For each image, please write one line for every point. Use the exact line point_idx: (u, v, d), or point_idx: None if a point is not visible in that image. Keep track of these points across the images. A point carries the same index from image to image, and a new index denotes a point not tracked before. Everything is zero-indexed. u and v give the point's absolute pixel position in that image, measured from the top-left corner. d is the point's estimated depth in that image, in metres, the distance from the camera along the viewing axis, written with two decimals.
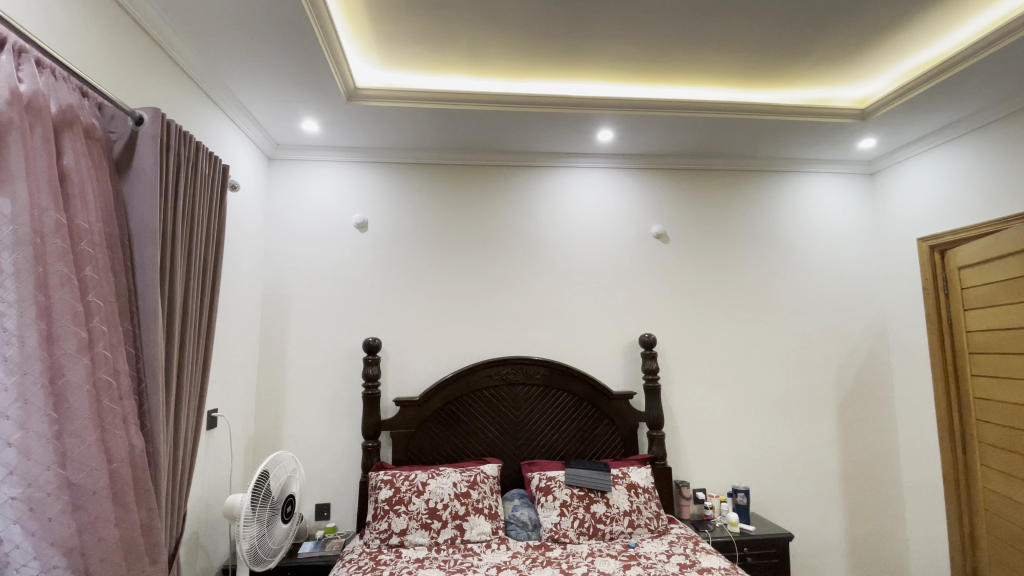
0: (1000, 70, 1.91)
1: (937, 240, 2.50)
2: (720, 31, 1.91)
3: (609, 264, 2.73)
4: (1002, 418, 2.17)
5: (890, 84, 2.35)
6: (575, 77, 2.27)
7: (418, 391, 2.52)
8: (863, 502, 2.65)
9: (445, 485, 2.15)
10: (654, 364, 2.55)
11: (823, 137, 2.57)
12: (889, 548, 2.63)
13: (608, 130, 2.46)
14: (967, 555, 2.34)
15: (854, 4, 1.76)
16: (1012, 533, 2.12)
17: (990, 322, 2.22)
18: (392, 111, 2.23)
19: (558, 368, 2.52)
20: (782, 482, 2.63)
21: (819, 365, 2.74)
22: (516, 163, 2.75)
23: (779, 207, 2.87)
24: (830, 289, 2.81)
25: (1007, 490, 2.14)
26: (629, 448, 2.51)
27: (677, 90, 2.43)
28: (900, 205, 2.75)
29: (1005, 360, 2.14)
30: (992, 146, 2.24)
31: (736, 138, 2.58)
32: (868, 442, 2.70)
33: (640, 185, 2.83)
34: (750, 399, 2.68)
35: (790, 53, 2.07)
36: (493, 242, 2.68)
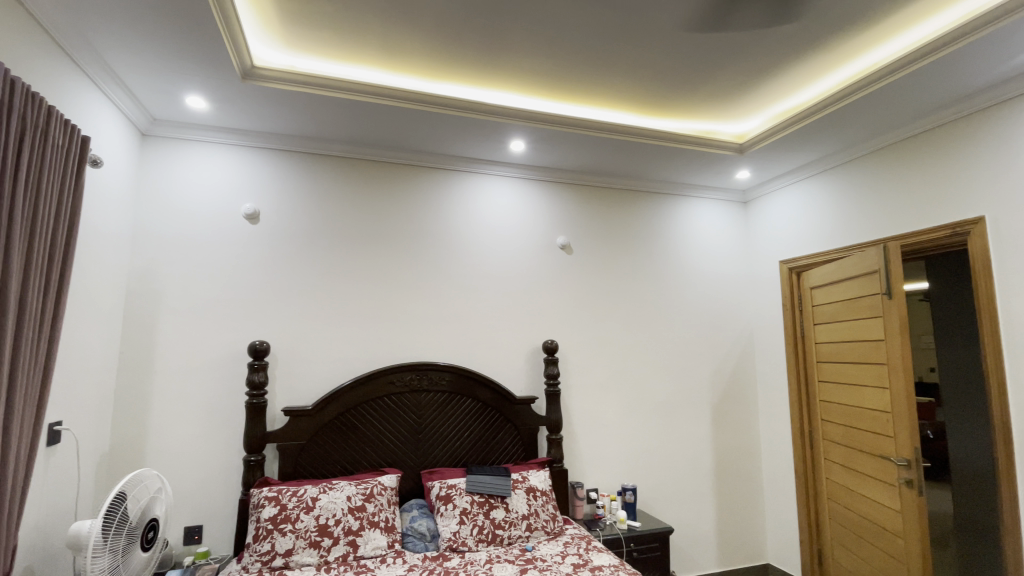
0: (844, 121, 2.29)
1: (796, 263, 2.91)
2: (627, 57, 2.05)
3: (517, 272, 2.78)
4: (840, 418, 2.56)
5: (764, 124, 2.71)
6: (488, 84, 2.30)
7: (312, 399, 2.35)
8: (731, 494, 2.98)
9: (338, 499, 2.02)
10: (555, 369, 2.64)
11: (708, 166, 2.87)
12: (751, 533, 2.99)
13: (520, 140, 2.52)
14: (812, 538, 2.73)
15: (738, 48, 1.99)
16: (847, 516, 2.50)
17: (832, 335, 2.62)
18: (295, 97, 2.07)
19: (463, 374, 2.50)
20: (665, 479, 2.86)
21: (699, 372, 3.03)
22: (428, 164, 2.70)
23: (670, 227, 3.14)
24: (710, 304, 3.14)
25: (844, 480, 2.52)
26: (530, 452, 2.56)
27: (586, 109, 2.56)
28: (767, 231, 3.15)
29: (842, 368, 2.54)
30: (840, 187, 2.68)
31: (636, 160, 2.78)
32: (736, 440, 3.04)
33: (548, 197, 2.93)
34: (640, 402, 2.88)
35: (688, 84, 2.28)
36: (402, 243, 2.60)
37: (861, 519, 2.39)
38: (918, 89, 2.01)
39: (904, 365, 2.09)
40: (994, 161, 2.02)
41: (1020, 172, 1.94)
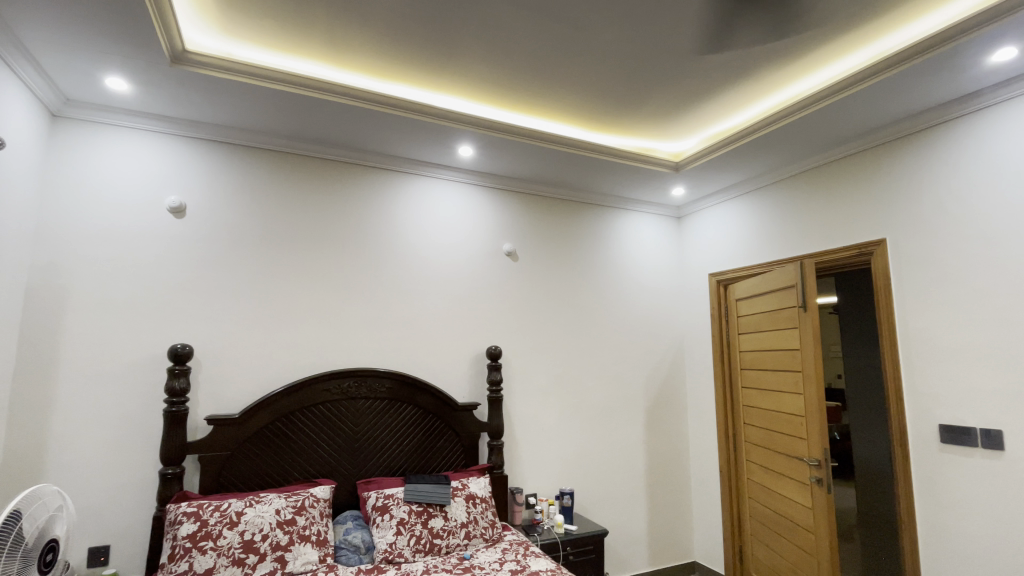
0: (768, 146, 2.49)
1: (724, 276, 3.11)
2: (574, 71, 2.12)
3: (462, 277, 2.77)
4: (760, 421, 2.75)
5: (698, 144, 2.89)
6: (437, 87, 2.30)
7: (239, 407, 2.21)
8: (663, 495, 3.12)
9: (266, 513, 1.92)
10: (498, 375, 2.65)
11: (647, 182, 3.01)
12: (680, 532, 3.13)
13: (468, 146, 2.52)
14: (735, 535, 2.91)
15: (676, 71, 2.12)
16: (764, 513, 2.69)
17: (754, 344, 2.82)
18: (231, 87, 1.96)
19: (404, 380, 2.45)
20: (602, 482, 2.94)
21: (634, 378, 3.16)
22: (373, 164, 2.63)
23: (611, 238, 3.26)
24: (646, 313, 3.28)
25: (763, 479, 2.71)
26: (470, 459, 2.55)
27: (533, 119, 2.62)
28: (698, 246, 3.35)
29: (762, 375, 2.73)
30: (765, 207, 2.90)
31: (581, 172, 2.86)
32: (668, 443, 3.19)
33: (495, 203, 2.94)
34: (579, 408, 2.95)
35: (630, 102, 2.38)
36: (343, 243, 2.52)
37: (777, 516, 2.57)
38: (830, 121, 2.22)
39: (816, 373, 2.28)
40: (892, 190, 2.28)
41: (912, 201, 2.19)
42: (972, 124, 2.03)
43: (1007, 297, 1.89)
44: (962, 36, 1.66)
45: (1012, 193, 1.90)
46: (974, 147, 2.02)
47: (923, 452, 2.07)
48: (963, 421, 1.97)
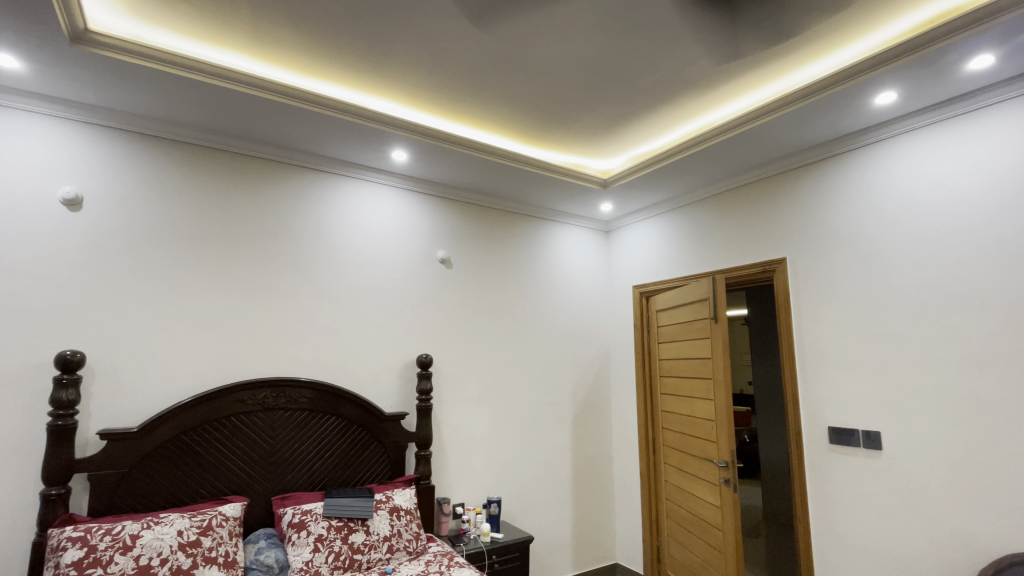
0: (686, 169, 2.68)
1: (647, 287, 3.28)
2: (508, 84, 2.18)
3: (393, 283, 2.72)
4: (677, 426, 2.91)
5: (625, 163, 3.04)
6: (369, 90, 2.27)
7: (139, 420, 2.03)
8: (587, 500, 3.21)
9: (166, 534, 1.76)
10: (428, 384, 2.60)
11: (577, 196, 3.12)
12: (603, 535, 3.24)
13: (402, 151, 2.50)
14: (653, 535, 3.06)
15: (604, 93, 2.23)
16: (679, 513, 2.84)
17: (672, 353, 2.98)
18: (143, 73, 1.83)
19: (327, 390, 2.36)
20: (529, 489, 2.98)
21: (563, 385, 3.24)
22: (300, 164, 2.53)
23: (543, 248, 3.34)
24: (575, 322, 3.38)
25: (678, 481, 2.87)
26: (396, 470, 2.49)
27: (468, 129, 2.65)
28: (624, 259, 3.51)
29: (679, 382, 2.89)
30: (684, 225, 3.10)
31: (514, 183, 2.92)
32: (593, 449, 3.30)
33: (429, 209, 2.92)
34: (509, 415, 2.98)
35: (561, 118, 2.47)
36: (265, 245, 2.39)
37: (689, 515, 2.73)
38: (739, 148, 2.43)
39: (725, 380, 2.45)
40: (791, 213, 2.52)
41: (808, 224, 2.44)
42: (856, 158, 2.30)
43: (883, 312, 2.14)
44: (844, 82, 1.89)
45: (888, 220, 2.17)
46: (858, 178, 2.29)
47: (815, 452, 2.29)
48: (848, 423, 2.20)
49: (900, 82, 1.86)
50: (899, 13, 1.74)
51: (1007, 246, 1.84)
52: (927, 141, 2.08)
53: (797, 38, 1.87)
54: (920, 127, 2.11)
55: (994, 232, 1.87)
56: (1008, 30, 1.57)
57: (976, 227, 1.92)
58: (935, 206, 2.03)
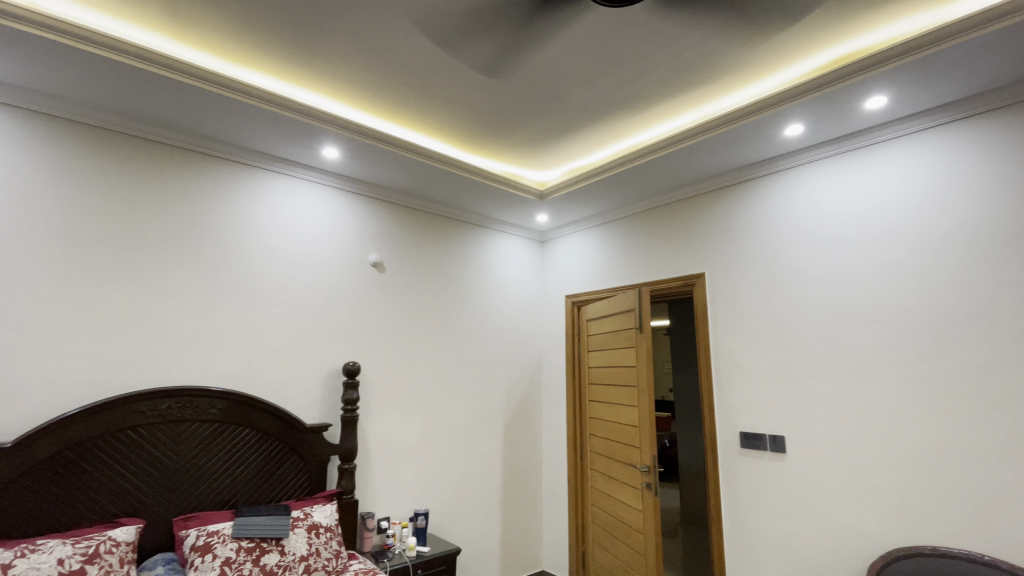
0: (618, 185, 2.78)
1: (579, 297, 3.36)
2: (447, 88, 2.16)
3: (319, 287, 2.59)
4: (604, 433, 2.98)
5: (561, 176, 3.11)
6: (298, 81, 2.16)
7: (15, 434, 1.78)
8: (516, 508, 3.22)
9: (43, 564, 1.54)
10: (354, 394, 2.49)
11: (514, 206, 3.14)
12: (531, 542, 3.26)
13: (334, 149, 2.40)
14: (579, 540, 3.11)
15: (542, 105, 2.27)
16: (604, 518, 2.91)
17: (601, 361, 3.06)
18: (34, 42, 1.62)
19: (241, 400, 2.19)
20: (459, 499, 2.94)
21: (495, 394, 3.24)
22: (220, 155, 2.35)
23: (479, 256, 3.33)
24: (509, 330, 3.40)
25: (603, 486, 2.94)
26: (316, 485, 2.35)
27: (404, 131, 2.59)
28: (558, 269, 3.58)
29: (606, 390, 2.98)
30: (614, 238, 3.21)
31: (451, 189, 2.89)
32: (523, 456, 3.32)
33: (361, 211, 2.81)
34: (439, 425, 2.92)
35: (498, 127, 2.48)
36: (175, 242, 2.19)
37: (613, 520, 2.80)
38: (666, 169, 2.56)
39: (649, 388, 2.54)
40: (710, 232, 2.69)
41: (725, 242, 2.62)
42: (768, 183, 2.50)
43: (789, 325, 2.33)
44: (757, 113, 2.05)
45: (793, 241, 2.37)
46: (770, 202, 2.48)
47: (729, 456, 2.44)
48: (758, 429, 2.37)
49: (807, 117, 2.05)
50: (806, 52, 1.92)
51: (891, 269, 2.05)
52: (828, 171, 2.30)
53: (719, 69, 2.01)
54: (821, 159, 2.32)
55: (881, 256, 2.08)
56: (892, 77, 1.77)
57: (867, 251, 2.13)
58: (832, 230, 2.25)
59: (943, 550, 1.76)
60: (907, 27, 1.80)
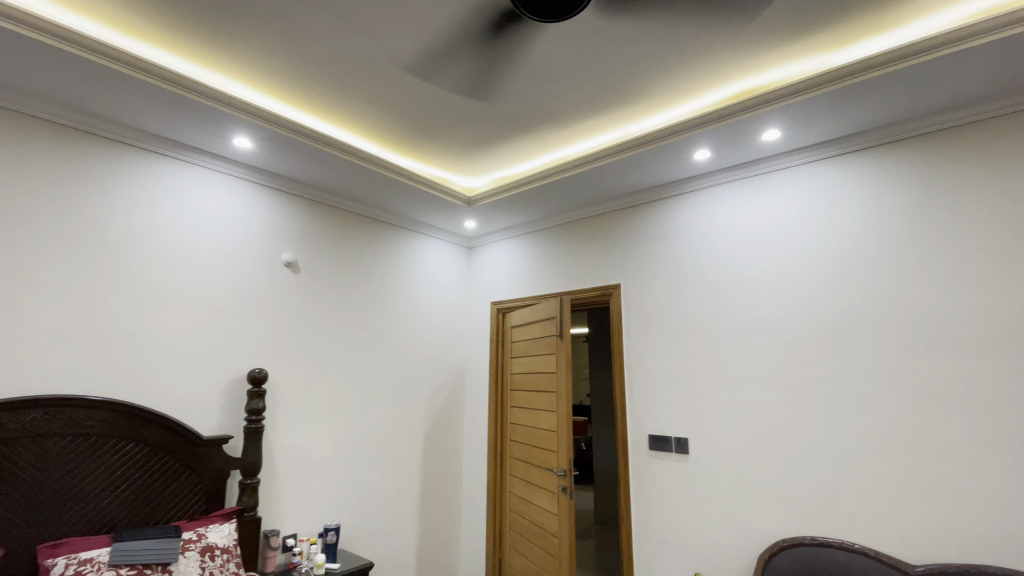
0: (544, 196, 2.85)
1: (504, 304, 3.38)
2: (372, 84, 2.09)
3: (225, 286, 2.40)
4: (524, 438, 3.01)
5: (489, 183, 3.13)
6: (206, 63, 1.99)
7: None
8: (434, 517, 3.16)
9: None
10: (260, 403, 2.30)
11: (441, 210, 3.11)
12: (447, 551, 3.22)
13: (246, 139, 2.24)
14: (496, 547, 3.12)
15: (470, 112, 2.27)
16: (521, 524, 2.94)
17: (523, 368, 3.10)
18: None
19: (127, 411, 1.97)
20: (374, 510, 2.83)
21: (415, 401, 3.17)
22: (113, 137, 2.12)
23: (402, 259, 3.25)
24: (431, 335, 3.35)
25: (521, 492, 2.97)
26: (213, 503, 2.16)
27: (326, 126, 2.48)
28: (483, 276, 3.59)
29: (527, 396, 3.02)
30: (538, 247, 3.28)
31: (375, 189, 2.80)
32: (443, 464, 3.28)
33: (274, 207, 2.64)
34: (354, 434, 2.80)
35: (425, 129, 2.44)
36: (50, 230, 1.93)
37: (530, 525, 2.84)
38: (589, 183, 2.66)
39: (568, 393, 2.61)
40: (627, 245, 2.83)
41: (640, 256, 2.76)
42: (679, 202, 2.67)
43: (694, 335, 2.50)
44: (670, 137, 2.18)
45: (700, 257, 2.55)
46: (681, 220, 2.65)
47: (640, 459, 2.56)
48: (665, 432, 2.51)
49: (713, 143, 2.22)
50: (715, 83, 2.08)
51: (783, 286, 2.27)
52: (731, 194, 2.50)
53: (638, 92, 2.13)
54: (726, 182, 2.53)
55: (774, 274, 2.30)
56: (786, 112, 1.96)
57: (763, 270, 2.34)
58: (734, 248, 2.45)
59: (821, 540, 1.96)
60: (799, 69, 2.01)
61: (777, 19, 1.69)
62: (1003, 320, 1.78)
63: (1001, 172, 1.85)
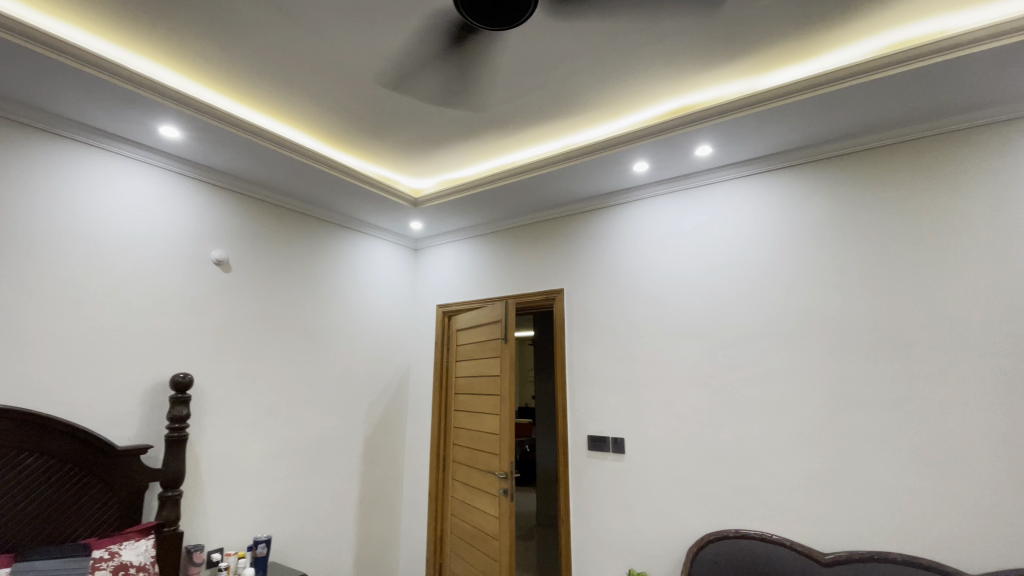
0: (490, 200, 2.86)
1: (449, 307, 3.37)
2: (313, 80, 2.03)
3: (147, 285, 2.24)
4: (467, 442, 3.01)
5: (436, 185, 3.11)
6: (130, 46, 1.86)
7: None
8: (372, 524, 3.09)
9: None
10: (184, 410, 2.17)
11: (386, 211, 3.06)
12: (385, 559, 3.15)
13: (174, 129, 2.11)
14: (437, 553, 3.09)
15: (416, 113, 2.25)
16: (462, 528, 2.93)
17: (467, 371, 3.10)
18: None
19: (29, 420, 1.81)
20: (308, 520, 2.74)
21: (354, 406, 3.09)
22: (20, 119, 1.94)
23: (344, 260, 3.17)
24: (374, 339, 3.28)
25: (463, 496, 2.96)
26: (129, 518, 2.01)
27: (264, 120, 2.38)
28: (429, 279, 3.56)
29: (471, 399, 3.02)
30: (484, 251, 3.29)
31: (316, 187, 2.71)
32: (383, 470, 3.21)
33: (204, 203, 2.50)
34: (288, 441, 2.69)
35: (369, 127, 2.39)
36: None
37: (471, 529, 2.83)
38: (534, 190, 2.70)
39: (510, 396, 2.64)
40: (570, 251, 2.90)
41: (582, 262, 2.84)
42: (620, 211, 2.77)
43: (632, 339, 2.60)
44: (611, 148, 2.26)
45: (638, 265, 2.65)
46: (621, 229, 2.75)
47: (579, 460, 2.63)
48: (603, 433, 2.58)
49: (651, 157, 2.32)
50: (653, 99, 2.17)
51: (713, 294, 2.40)
52: (666, 205, 2.62)
53: (582, 103, 2.19)
54: (662, 194, 2.64)
55: (706, 282, 2.43)
56: (717, 130, 2.09)
57: (695, 279, 2.46)
58: (669, 257, 2.56)
59: (745, 533, 2.08)
60: (730, 89, 2.13)
61: (710, 41, 1.79)
62: (899, 326, 1.97)
63: (901, 193, 2.05)
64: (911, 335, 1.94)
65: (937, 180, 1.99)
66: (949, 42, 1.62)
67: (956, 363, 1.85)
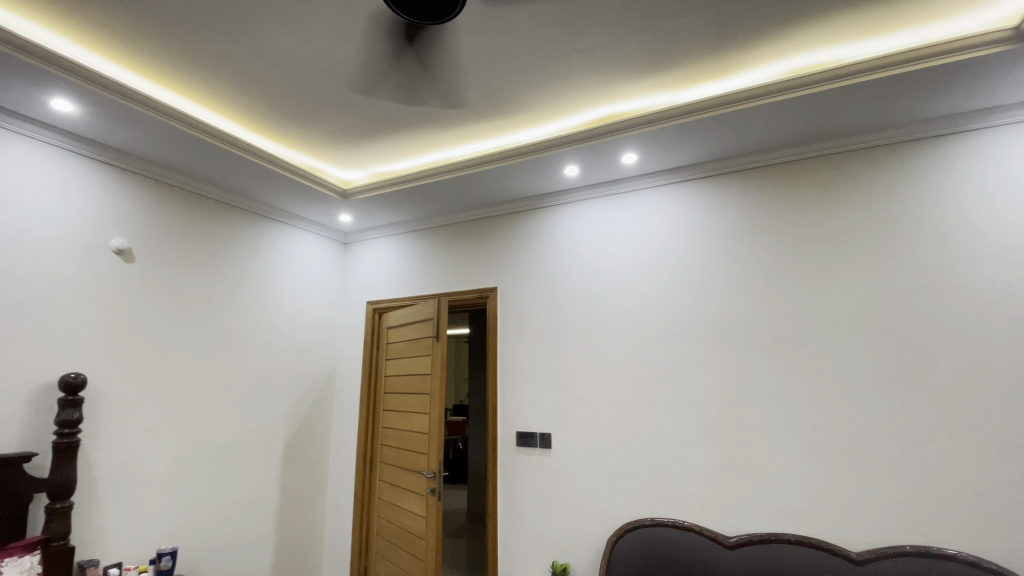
0: (422, 196, 2.82)
1: (380, 304, 3.30)
2: (232, 61, 1.91)
3: (34, 274, 2.02)
4: (395, 442, 2.97)
5: (367, 177, 3.02)
6: (12, 8, 1.66)
7: None
8: (292, 529, 2.98)
9: None
10: (76, 413, 1.97)
11: (313, 202, 2.93)
12: (306, 564, 3.05)
13: (67, 103, 1.91)
14: (362, 555, 3.03)
15: (345, 102, 2.17)
16: (388, 529, 2.89)
17: (397, 368, 3.05)
18: None
19: None
20: (222, 527, 2.59)
21: (276, 406, 2.95)
22: None
23: (266, 253, 3.02)
24: (297, 336, 3.15)
25: (390, 496, 2.92)
26: (8, 533, 1.81)
27: (175, 99, 2.20)
28: (358, 274, 3.47)
29: (400, 398, 2.97)
30: (416, 247, 3.25)
31: (236, 174, 2.56)
32: (305, 472, 3.10)
33: (105, 186, 2.28)
34: (200, 445, 2.53)
35: (294, 114, 2.28)
36: None
37: (397, 529, 2.80)
38: (467, 187, 2.70)
39: (440, 394, 2.62)
40: (502, 250, 2.92)
41: (513, 261, 2.87)
42: (551, 212, 2.83)
43: (559, 337, 2.66)
44: (543, 151, 2.30)
45: (567, 266, 2.72)
46: (552, 230, 2.80)
47: (506, 457, 2.66)
48: (530, 430, 2.64)
49: (581, 161, 2.39)
50: (584, 104, 2.23)
51: (636, 295, 2.51)
52: (594, 209, 2.71)
53: (515, 104, 2.21)
54: (591, 198, 2.73)
55: (629, 284, 2.54)
56: (642, 139, 2.18)
57: (620, 281, 2.56)
58: (596, 259, 2.65)
59: (660, 521, 2.20)
60: (655, 100, 2.23)
61: (636, 52, 1.87)
62: (797, 326, 2.16)
63: (800, 206, 2.25)
64: (806, 335, 2.14)
65: (830, 195, 2.20)
66: (844, 70, 1.78)
67: (843, 361, 2.06)
